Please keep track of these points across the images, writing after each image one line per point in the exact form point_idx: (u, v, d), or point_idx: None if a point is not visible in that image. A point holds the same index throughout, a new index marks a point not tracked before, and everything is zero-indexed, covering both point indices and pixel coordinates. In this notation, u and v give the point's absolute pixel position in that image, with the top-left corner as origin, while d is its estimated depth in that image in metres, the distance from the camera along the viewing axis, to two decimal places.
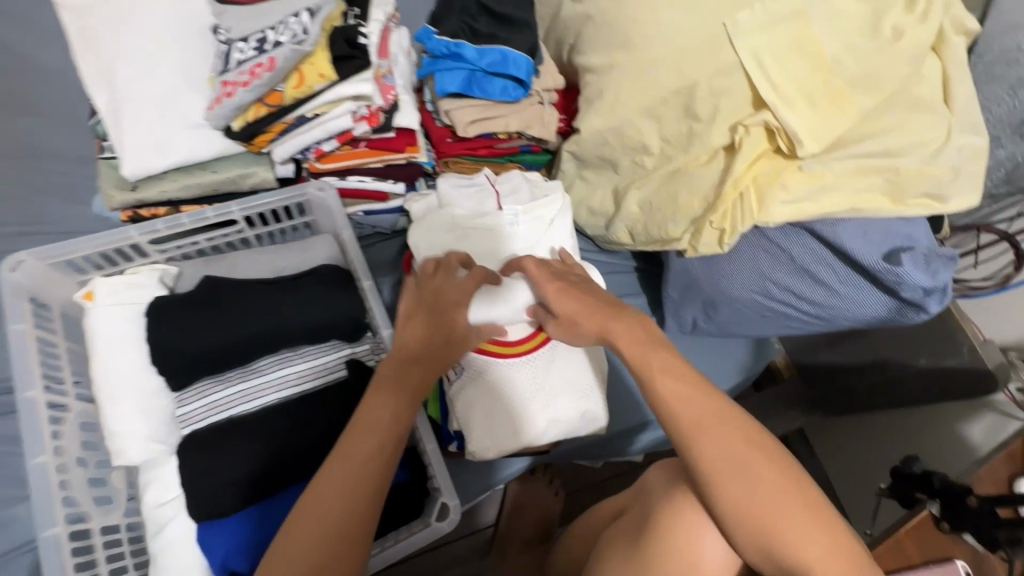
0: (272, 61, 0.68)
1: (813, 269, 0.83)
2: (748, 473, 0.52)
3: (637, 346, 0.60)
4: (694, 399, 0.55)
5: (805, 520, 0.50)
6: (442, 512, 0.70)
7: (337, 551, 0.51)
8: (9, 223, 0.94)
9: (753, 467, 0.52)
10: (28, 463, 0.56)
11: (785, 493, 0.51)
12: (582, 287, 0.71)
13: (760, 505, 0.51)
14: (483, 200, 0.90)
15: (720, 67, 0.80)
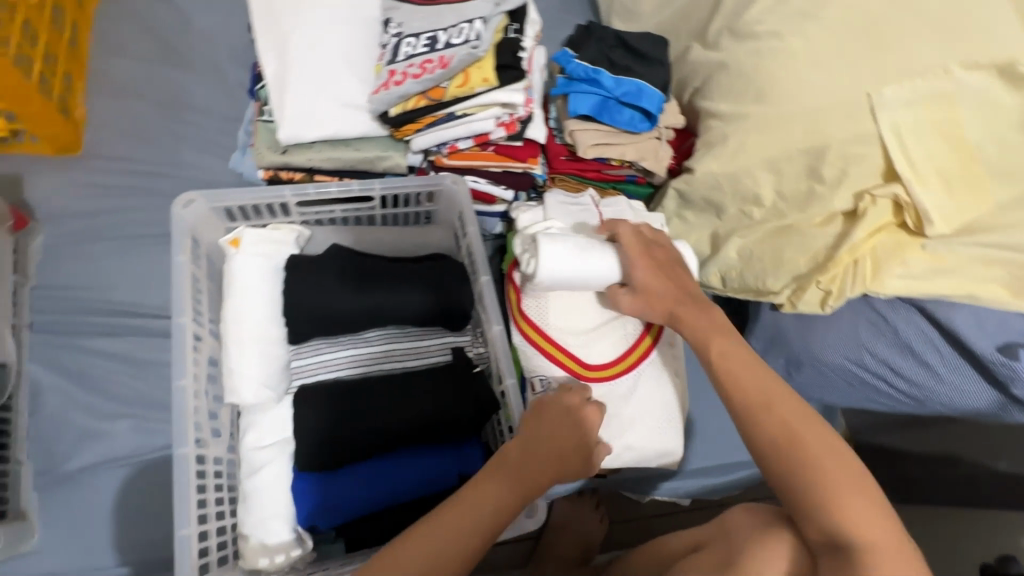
0: (445, 61, 0.74)
1: (918, 348, 0.83)
2: (796, 425, 0.64)
3: (707, 329, 0.74)
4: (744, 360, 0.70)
5: (836, 463, 0.61)
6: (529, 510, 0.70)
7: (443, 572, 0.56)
8: (154, 163, 1.02)
9: (802, 424, 0.64)
10: (175, 382, 0.62)
11: (823, 446, 0.62)
12: (669, 268, 0.79)
13: (805, 449, 0.62)
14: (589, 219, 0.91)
15: (855, 135, 0.82)
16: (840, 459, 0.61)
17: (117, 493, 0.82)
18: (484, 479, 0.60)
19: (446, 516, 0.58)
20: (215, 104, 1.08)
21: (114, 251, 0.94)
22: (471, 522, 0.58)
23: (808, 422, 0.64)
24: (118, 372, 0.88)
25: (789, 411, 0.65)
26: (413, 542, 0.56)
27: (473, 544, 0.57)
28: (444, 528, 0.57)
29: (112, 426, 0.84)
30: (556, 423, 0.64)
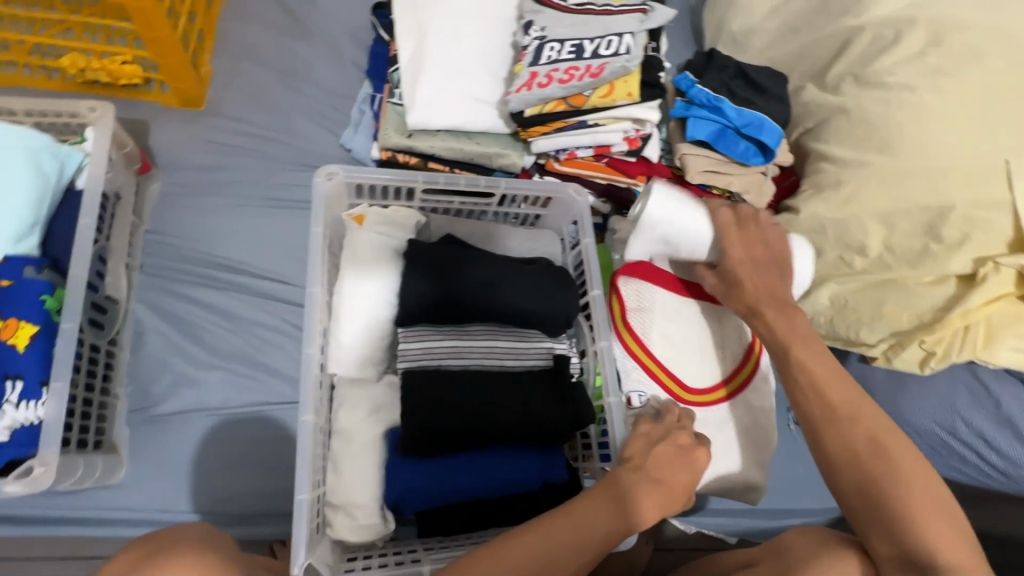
0: (596, 70, 0.76)
1: (1019, 423, 0.82)
2: (868, 425, 0.68)
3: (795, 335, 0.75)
4: (828, 366, 0.72)
5: (914, 468, 0.65)
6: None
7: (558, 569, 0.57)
8: (268, 128, 1.05)
9: (867, 411, 0.69)
10: (305, 348, 0.65)
11: (902, 451, 0.66)
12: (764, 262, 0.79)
13: (889, 455, 0.66)
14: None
15: (982, 200, 0.81)
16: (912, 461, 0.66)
17: (201, 442, 0.84)
18: (595, 497, 0.61)
19: (559, 525, 0.58)
20: (330, 79, 1.10)
21: (224, 208, 0.97)
22: (581, 538, 0.58)
23: (886, 428, 0.68)
24: (215, 325, 0.90)
25: (856, 405, 0.69)
26: (524, 542, 0.57)
27: (580, 558, 0.58)
28: (557, 538, 0.57)
29: (205, 376, 0.87)
30: (671, 461, 0.66)
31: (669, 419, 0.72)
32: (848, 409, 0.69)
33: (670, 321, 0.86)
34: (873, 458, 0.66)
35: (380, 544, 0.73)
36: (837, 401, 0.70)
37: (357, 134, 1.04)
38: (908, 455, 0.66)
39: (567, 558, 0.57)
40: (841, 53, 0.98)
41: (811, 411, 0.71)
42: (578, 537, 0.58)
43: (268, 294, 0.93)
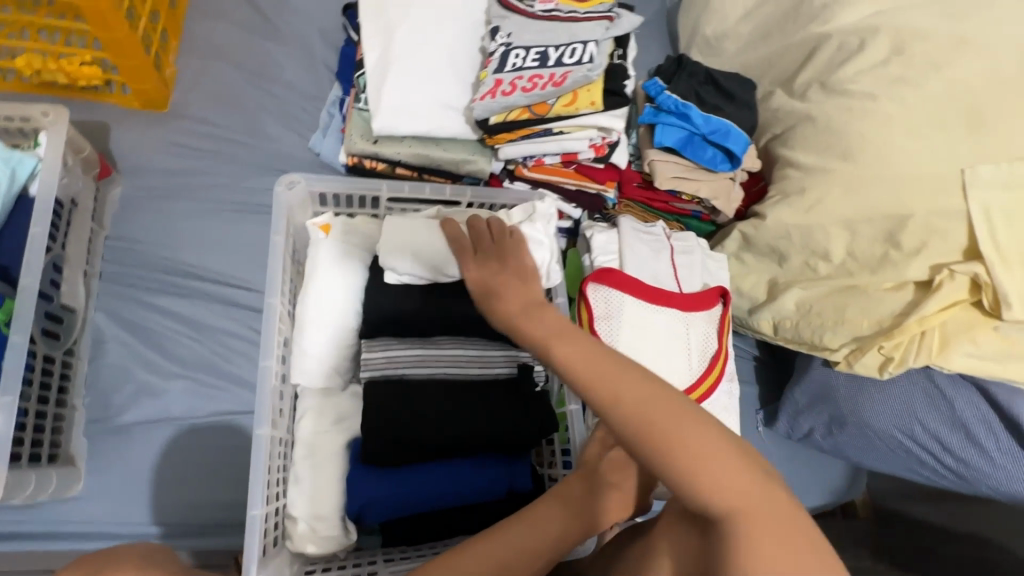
0: (558, 79, 0.75)
1: (973, 427, 0.83)
2: (622, 397, 0.48)
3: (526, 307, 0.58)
4: (586, 348, 0.52)
5: (725, 470, 0.44)
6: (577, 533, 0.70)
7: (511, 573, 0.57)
8: (236, 131, 1.03)
9: (661, 417, 0.46)
10: (263, 362, 0.64)
11: (657, 411, 0.47)
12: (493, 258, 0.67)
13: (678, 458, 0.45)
14: (660, 253, 0.93)
15: (941, 208, 0.82)
16: (698, 438, 0.45)
17: (163, 452, 0.83)
18: (549, 503, 0.62)
19: (514, 530, 0.59)
20: (301, 81, 1.08)
21: (188, 213, 0.95)
22: (536, 543, 0.59)
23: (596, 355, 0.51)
24: (178, 332, 0.88)
25: (652, 403, 0.47)
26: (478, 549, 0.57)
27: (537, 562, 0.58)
28: (512, 544, 0.58)
29: (168, 385, 0.85)
30: (625, 464, 0.66)
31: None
32: (573, 363, 0.51)
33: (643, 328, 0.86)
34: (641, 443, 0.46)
35: (342, 555, 0.72)
36: (627, 399, 0.48)
37: (326, 137, 1.02)
38: (662, 407, 0.47)
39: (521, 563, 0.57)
40: (809, 59, 0.99)
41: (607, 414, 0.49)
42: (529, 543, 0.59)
43: (234, 301, 0.91)
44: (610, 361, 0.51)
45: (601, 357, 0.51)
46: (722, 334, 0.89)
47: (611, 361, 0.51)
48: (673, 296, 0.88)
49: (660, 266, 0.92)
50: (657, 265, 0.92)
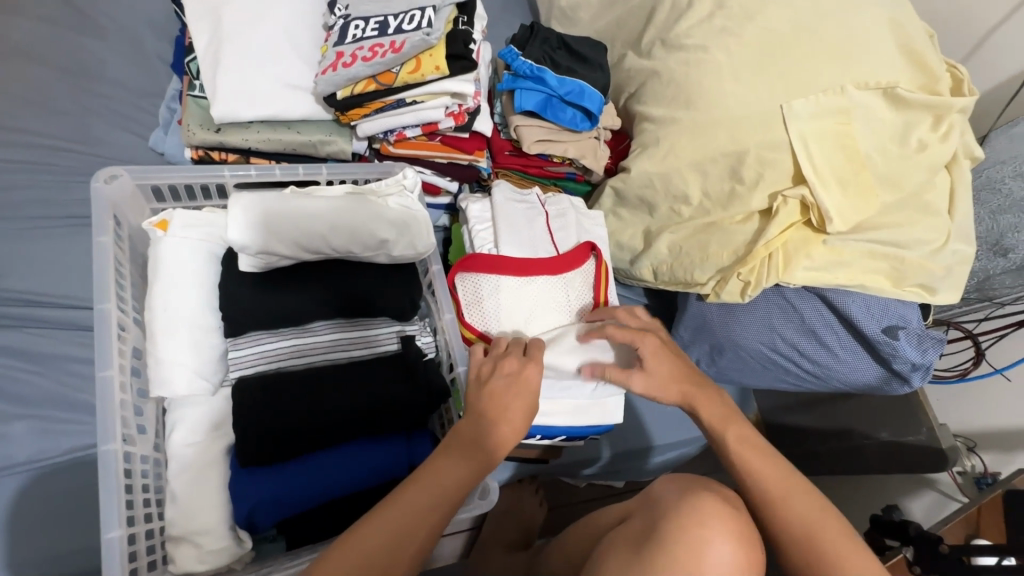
0: (397, 45, 0.74)
1: (819, 330, 0.94)
2: (799, 509, 0.61)
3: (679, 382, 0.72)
4: (720, 408, 0.69)
5: (754, 452, 0.65)
6: (482, 494, 0.72)
7: (411, 530, 0.58)
8: (57, 137, 0.91)
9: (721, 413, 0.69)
10: (98, 371, 0.59)
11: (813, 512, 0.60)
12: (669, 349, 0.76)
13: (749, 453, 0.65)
14: (534, 219, 0.93)
15: (770, 142, 0.91)
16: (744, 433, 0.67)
17: (6, 506, 0.72)
18: (444, 457, 0.62)
19: (413, 493, 0.59)
20: (132, 76, 0.98)
21: (8, 233, 0.83)
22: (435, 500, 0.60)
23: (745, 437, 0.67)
24: (13, 368, 0.78)
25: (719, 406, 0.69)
26: (384, 519, 0.57)
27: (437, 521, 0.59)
28: (410, 506, 0.58)
29: (5, 429, 0.74)
30: (502, 396, 0.66)
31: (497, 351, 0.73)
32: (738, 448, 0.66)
33: (522, 298, 0.87)
34: (800, 545, 0.59)
35: (238, 568, 0.68)
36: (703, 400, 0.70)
37: (168, 134, 0.94)
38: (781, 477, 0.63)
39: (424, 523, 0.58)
40: (650, 19, 1.06)
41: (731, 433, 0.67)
42: (418, 504, 0.59)
43: (81, 325, 0.82)
44: (754, 450, 0.65)
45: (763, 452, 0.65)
46: (598, 288, 0.92)
47: (761, 454, 0.65)
48: (547, 262, 0.88)
49: (535, 232, 0.91)
50: (533, 231, 0.91)
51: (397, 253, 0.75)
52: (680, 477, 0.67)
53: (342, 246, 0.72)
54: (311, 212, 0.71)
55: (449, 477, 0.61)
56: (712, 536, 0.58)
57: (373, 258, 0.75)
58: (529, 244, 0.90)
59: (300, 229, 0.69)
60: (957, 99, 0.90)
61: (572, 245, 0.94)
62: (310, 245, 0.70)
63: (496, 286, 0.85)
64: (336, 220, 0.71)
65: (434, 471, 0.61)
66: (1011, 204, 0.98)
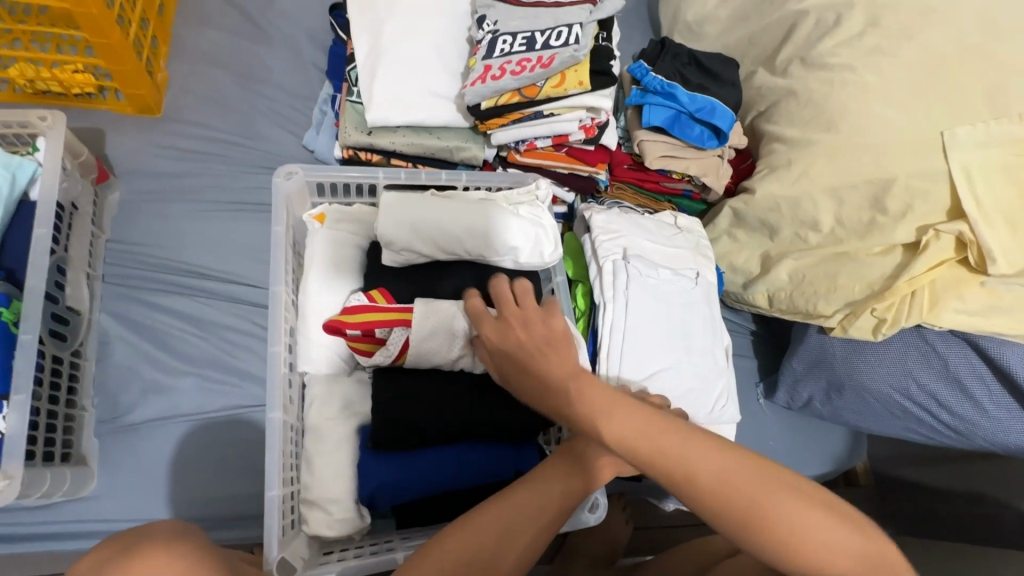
0: (545, 60, 0.77)
1: (965, 381, 0.85)
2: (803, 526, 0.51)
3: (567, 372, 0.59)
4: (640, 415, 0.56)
5: (707, 455, 0.54)
6: (591, 507, 0.73)
7: (521, 527, 0.60)
8: (232, 133, 1.04)
9: (662, 439, 0.54)
10: (269, 346, 0.67)
11: (749, 480, 0.53)
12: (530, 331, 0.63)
13: (697, 466, 0.53)
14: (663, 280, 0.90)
15: (924, 170, 0.84)
16: (708, 452, 0.54)
17: (173, 450, 0.83)
18: (551, 465, 0.65)
19: (522, 494, 0.62)
20: (294, 81, 1.10)
21: (189, 213, 0.96)
22: (542, 502, 0.62)
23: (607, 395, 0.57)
24: (184, 330, 0.89)
25: (649, 429, 0.55)
26: (494, 512, 0.60)
27: (545, 518, 0.61)
28: (521, 504, 0.61)
29: (176, 383, 0.86)
30: None
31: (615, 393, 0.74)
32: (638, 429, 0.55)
33: (650, 317, 0.87)
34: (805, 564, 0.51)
35: (358, 537, 0.74)
36: (625, 435, 0.55)
37: (319, 134, 1.04)
38: (741, 472, 0.53)
39: (530, 522, 0.61)
40: (788, 37, 1.02)
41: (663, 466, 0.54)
42: (529, 504, 0.61)
43: (238, 298, 0.93)
44: (655, 427, 0.55)
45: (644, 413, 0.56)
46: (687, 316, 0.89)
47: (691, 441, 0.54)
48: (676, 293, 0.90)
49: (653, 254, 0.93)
50: (660, 299, 0.89)
51: (523, 260, 0.77)
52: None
53: (475, 248, 0.76)
54: (450, 214, 0.75)
55: (556, 483, 0.63)
56: None
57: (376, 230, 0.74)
58: (658, 313, 0.88)
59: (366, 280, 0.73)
60: None
61: (694, 314, 0.90)
62: (447, 247, 0.75)
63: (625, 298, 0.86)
64: (474, 226, 0.75)
65: (542, 475, 0.64)
66: None
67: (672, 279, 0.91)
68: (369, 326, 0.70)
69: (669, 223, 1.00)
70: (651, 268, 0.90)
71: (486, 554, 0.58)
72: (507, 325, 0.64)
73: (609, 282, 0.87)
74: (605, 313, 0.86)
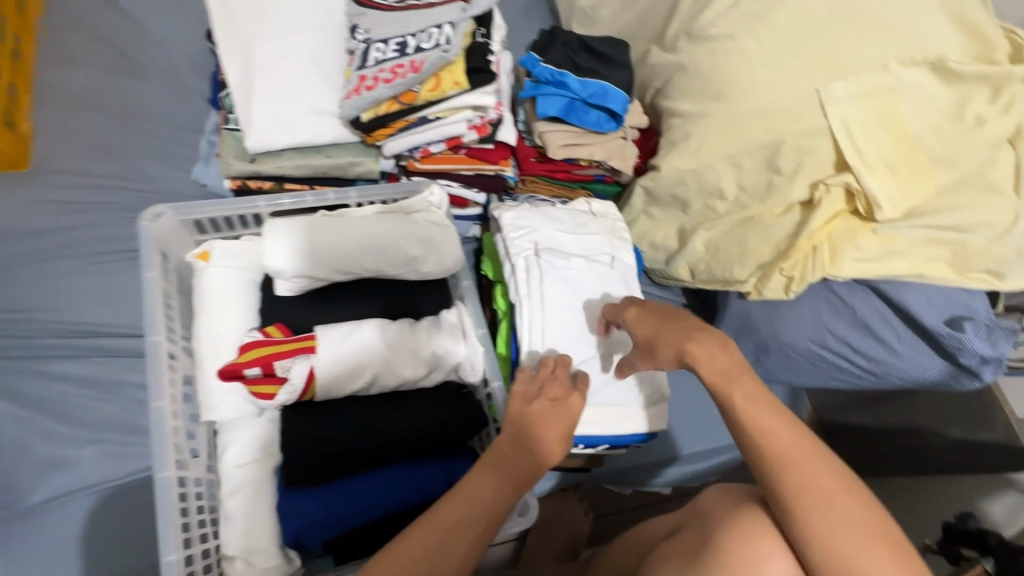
0: (416, 64, 0.75)
1: (874, 325, 0.88)
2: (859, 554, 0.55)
3: (721, 374, 0.67)
4: (773, 418, 0.63)
5: (816, 475, 0.60)
6: (522, 509, 0.73)
7: (453, 544, 0.58)
8: (114, 177, 0.98)
9: (786, 445, 0.62)
10: (152, 402, 0.62)
11: (845, 509, 0.58)
12: (686, 328, 0.71)
13: (793, 473, 0.60)
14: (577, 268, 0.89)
15: (807, 129, 0.86)
16: (827, 472, 0.60)
17: (82, 526, 0.77)
18: (480, 470, 0.62)
19: (451, 507, 0.60)
20: (178, 114, 1.04)
21: (73, 270, 0.89)
22: (472, 514, 0.60)
23: (762, 401, 0.65)
24: (81, 395, 0.83)
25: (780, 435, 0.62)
26: (422, 533, 0.58)
27: (476, 530, 0.59)
28: (449, 519, 0.59)
29: (78, 454, 0.80)
30: (546, 415, 0.66)
31: (543, 371, 0.71)
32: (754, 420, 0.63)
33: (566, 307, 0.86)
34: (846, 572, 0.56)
35: None
36: (765, 428, 0.63)
37: (209, 166, 0.98)
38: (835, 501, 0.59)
39: (462, 537, 0.58)
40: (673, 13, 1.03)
41: (769, 445, 0.62)
42: (458, 518, 0.59)
43: (139, 352, 0.87)
44: (795, 441, 0.62)
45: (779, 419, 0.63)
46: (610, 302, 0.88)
47: (804, 459, 0.61)
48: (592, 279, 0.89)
49: (565, 244, 0.92)
50: (574, 288, 0.87)
51: (426, 270, 0.75)
52: (729, 492, 0.70)
53: (372, 265, 0.73)
54: (338, 232, 0.71)
55: (487, 489, 0.61)
56: (773, 550, 0.61)
57: (262, 262, 0.70)
58: (574, 303, 0.87)
59: (253, 346, 0.68)
60: (1017, 66, 0.82)
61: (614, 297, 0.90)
62: (343, 267, 0.72)
63: (538, 294, 0.85)
64: (365, 241, 0.72)
65: (469, 485, 0.62)
66: None
67: (587, 268, 0.90)
68: (268, 361, 0.68)
69: (584, 210, 0.99)
70: (564, 260, 0.89)
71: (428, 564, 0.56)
72: (649, 315, 0.76)
73: (521, 281, 0.86)
74: (519, 313, 0.84)
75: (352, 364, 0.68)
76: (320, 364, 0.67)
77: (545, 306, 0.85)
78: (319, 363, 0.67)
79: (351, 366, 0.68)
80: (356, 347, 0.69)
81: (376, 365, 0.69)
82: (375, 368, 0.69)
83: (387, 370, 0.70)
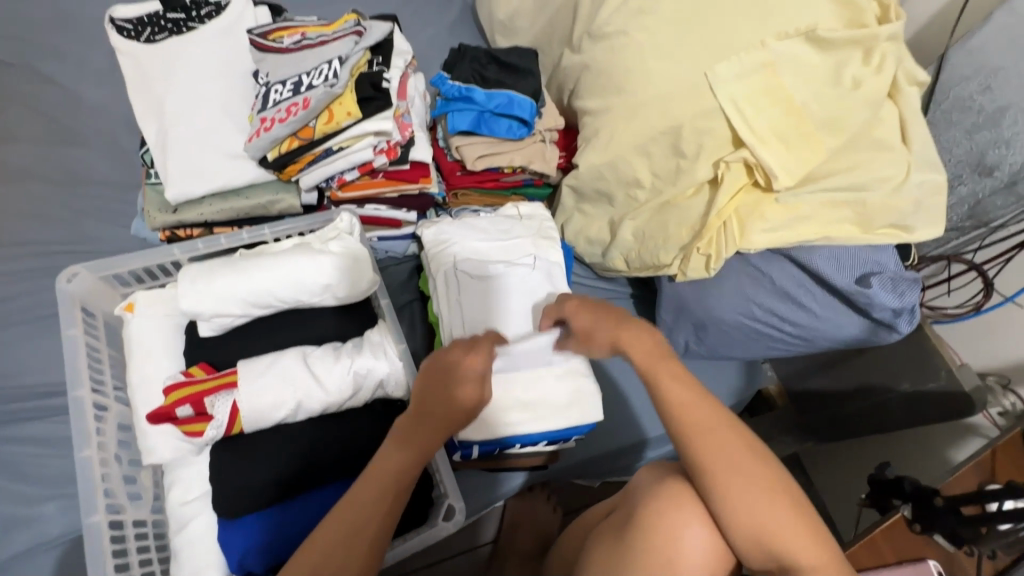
0: (307, 101, 0.79)
1: (793, 292, 0.91)
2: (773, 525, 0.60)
3: (647, 356, 0.70)
4: (696, 400, 0.67)
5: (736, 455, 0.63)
6: (447, 515, 0.78)
7: (368, 522, 0.61)
8: (53, 242, 1.01)
9: (708, 426, 0.65)
10: (76, 453, 0.68)
11: (763, 485, 0.62)
12: (614, 318, 0.75)
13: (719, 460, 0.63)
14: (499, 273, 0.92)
15: (701, 111, 0.89)
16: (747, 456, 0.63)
17: None
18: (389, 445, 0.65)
19: (363, 487, 0.62)
20: (115, 174, 1.09)
21: (22, 336, 0.93)
22: (383, 490, 0.63)
23: (684, 387, 0.67)
24: (39, 454, 0.87)
25: (703, 419, 0.65)
26: (340, 516, 0.61)
27: (389, 501, 0.62)
28: (362, 498, 0.62)
29: (38, 510, 0.83)
30: (439, 379, 0.67)
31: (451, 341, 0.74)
32: (676, 401, 0.66)
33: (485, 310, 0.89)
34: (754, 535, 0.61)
35: None
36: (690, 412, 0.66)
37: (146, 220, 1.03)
38: (755, 475, 0.62)
39: (376, 512, 0.62)
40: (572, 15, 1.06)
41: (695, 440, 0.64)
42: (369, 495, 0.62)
43: None
44: (719, 424, 0.65)
45: (698, 400, 0.66)
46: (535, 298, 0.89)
47: (725, 440, 0.64)
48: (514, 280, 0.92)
49: (489, 250, 0.95)
50: (493, 291, 0.91)
51: (343, 293, 0.79)
52: (653, 468, 0.74)
53: (288, 295, 0.77)
54: (252, 271, 0.75)
55: (396, 462, 0.64)
56: (688, 521, 0.66)
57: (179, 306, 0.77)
58: (494, 305, 0.90)
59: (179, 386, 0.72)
60: (881, 27, 0.85)
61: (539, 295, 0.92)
62: (258, 301, 0.76)
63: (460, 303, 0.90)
64: (279, 275, 0.76)
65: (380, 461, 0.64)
66: (984, 120, 0.94)
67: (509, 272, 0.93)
68: (200, 398, 0.71)
69: (511, 215, 1.02)
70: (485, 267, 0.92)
71: (338, 550, 0.59)
72: (586, 307, 0.78)
73: (444, 293, 0.91)
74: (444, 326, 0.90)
75: (274, 396, 0.71)
76: (241, 399, 0.70)
77: (465, 314, 0.88)
78: (242, 399, 0.70)
79: (272, 399, 0.71)
80: (279, 379, 0.72)
81: (297, 393, 0.72)
82: (298, 397, 0.72)
83: (309, 398, 0.73)
